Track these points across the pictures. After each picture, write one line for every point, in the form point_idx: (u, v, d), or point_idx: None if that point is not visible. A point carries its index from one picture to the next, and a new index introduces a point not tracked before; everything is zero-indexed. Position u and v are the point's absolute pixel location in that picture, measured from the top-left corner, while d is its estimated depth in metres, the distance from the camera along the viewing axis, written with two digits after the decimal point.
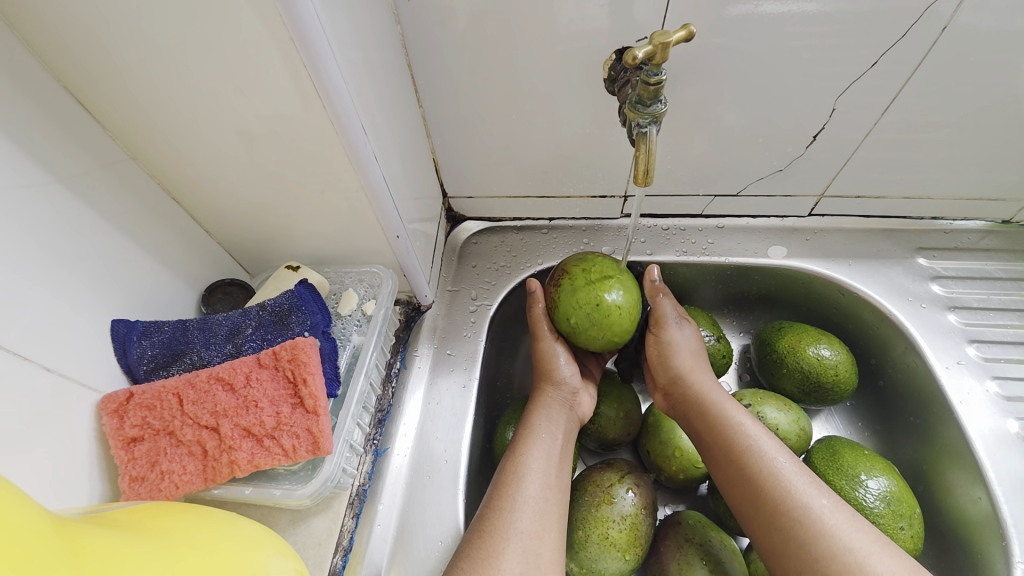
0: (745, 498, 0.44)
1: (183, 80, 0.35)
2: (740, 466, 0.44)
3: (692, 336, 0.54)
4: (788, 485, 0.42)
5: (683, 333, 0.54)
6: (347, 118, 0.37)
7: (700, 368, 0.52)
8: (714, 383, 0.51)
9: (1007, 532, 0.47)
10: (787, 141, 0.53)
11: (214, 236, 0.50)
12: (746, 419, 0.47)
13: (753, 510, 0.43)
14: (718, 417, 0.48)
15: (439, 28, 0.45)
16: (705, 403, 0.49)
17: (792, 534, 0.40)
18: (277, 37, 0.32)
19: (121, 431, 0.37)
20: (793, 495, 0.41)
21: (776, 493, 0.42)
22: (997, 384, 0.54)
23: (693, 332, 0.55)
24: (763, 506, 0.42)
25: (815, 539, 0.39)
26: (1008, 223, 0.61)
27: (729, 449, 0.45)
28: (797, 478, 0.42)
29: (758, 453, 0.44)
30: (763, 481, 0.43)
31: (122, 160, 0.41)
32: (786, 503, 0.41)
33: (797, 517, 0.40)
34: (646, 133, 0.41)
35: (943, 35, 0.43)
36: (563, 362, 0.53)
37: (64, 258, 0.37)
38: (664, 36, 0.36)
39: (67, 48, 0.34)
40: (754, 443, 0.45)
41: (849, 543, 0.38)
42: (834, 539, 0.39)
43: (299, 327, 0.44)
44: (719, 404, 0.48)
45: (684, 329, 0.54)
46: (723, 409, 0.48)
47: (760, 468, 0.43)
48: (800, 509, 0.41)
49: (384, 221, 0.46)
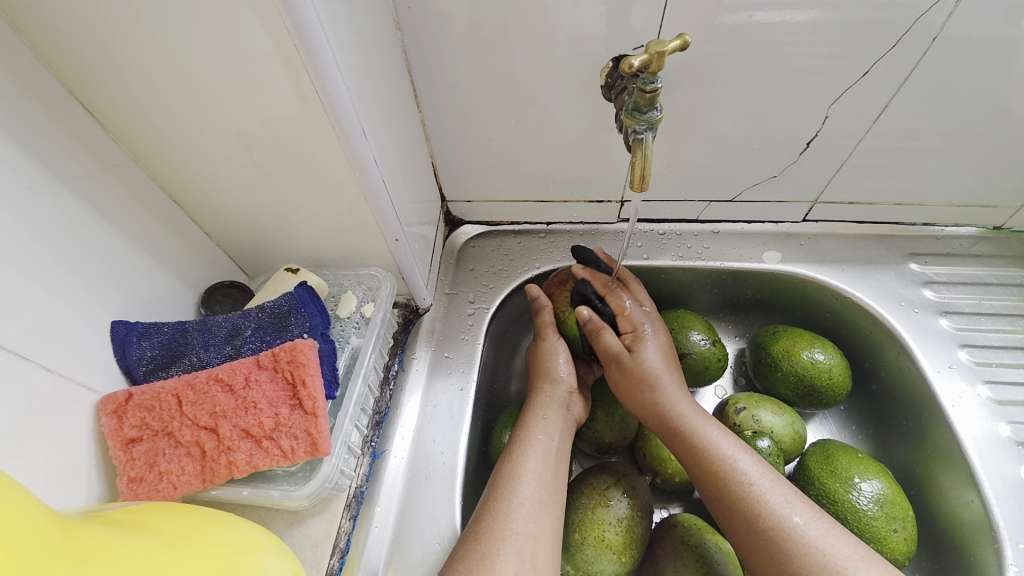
0: (723, 515, 0.44)
1: (186, 84, 0.36)
2: (715, 486, 0.45)
3: (650, 359, 0.51)
4: (761, 505, 0.42)
5: (635, 359, 0.51)
6: (348, 123, 0.38)
7: (670, 384, 0.50)
8: (686, 401, 0.49)
9: (999, 535, 0.48)
10: (782, 148, 0.54)
11: (214, 239, 0.50)
12: (721, 441, 0.46)
13: (732, 527, 0.44)
14: (691, 439, 0.47)
15: (439, 34, 0.46)
16: (676, 423, 0.48)
17: (768, 554, 0.41)
18: (281, 43, 0.33)
19: (120, 432, 0.38)
20: (767, 515, 0.42)
21: (750, 512, 0.43)
22: (989, 388, 0.55)
23: (655, 349, 0.52)
24: (740, 524, 0.43)
25: (790, 558, 0.40)
26: (999, 229, 0.62)
27: (704, 470, 0.46)
28: (772, 497, 0.43)
29: (731, 474, 0.44)
30: (737, 501, 0.43)
31: (125, 162, 0.41)
32: (760, 523, 0.42)
33: (772, 537, 0.41)
34: (642, 138, 0.42)
35: (933, 45, 0.44)
36: (562, 363, 0.53)
37: (66, 259, 0.37)
38: (659, 45, 0.37)
39: (72, 52, 0.34)
40: (727, 464, 0.45)
41: (824, 560, 0.39)
42: (810, 557, 0.39)
43: (299, 329, 0.44)
44: (692, 424, 0.48)
45: (630, 360, 0.51)
46: (695, 430, 0.47)
47: (734, 489, 0.44)
48: (774, 530, 0.41)
49: (383, 225, 0.46)
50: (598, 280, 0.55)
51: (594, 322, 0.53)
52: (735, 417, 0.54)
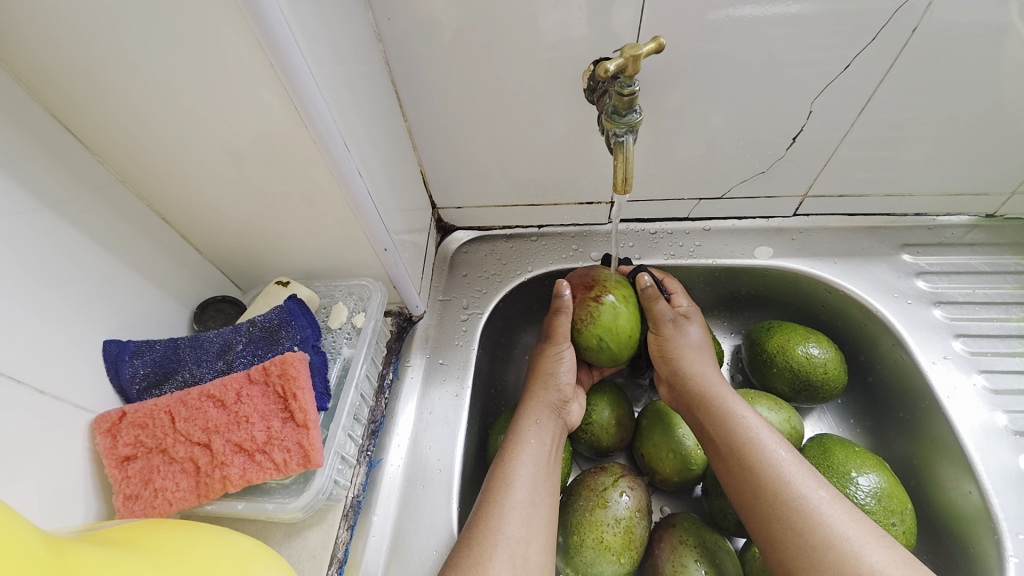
0: (744, 488, 0.44)
1: (169, 104, 0.36)
2: (740, 456, 0.45)
3: (695, 335, 0.54)
4: (787, 476, 0.43)
5: (682, 330, 0.54)
6: (329, 137, 0.38)
7: (705, 362, 0.52)
8: (718, 377, 0.52)
9: (998, 525, 0.47)
10: (768, 144, 0.54)
11: (205, 255, 0.50)
12: (749, 414, 0.47)
13: (750, 500, 0.44)
14: (721, 409, 0.48)
15: (421, 43, 0.47)
16: (705, 393, 0.50)
17: (789, 525, 0.41)
18: (258, 61, 0.33)
19: (114, 450, 0.38)
20: (791, 487, 0.42)
21: (774, 482, 0.43)
22: (984, 378, 0.54)
23: (698, 328, 0.55)
24: (760, 495, 0.43)
25: (810, 529, 0.40)
26: (991, 217, 0.61)
27: (728, 440, 0.46)
28: (796, 471, 0.43)
29: (758, 445, 0.45)
30: (761, 470, 0.44)
31: (112, 183, 0.42)
32: (784, 493, 0.42)
33: (793, 509, 0.41)
34: (622, 142, 0.42)
35: (914, 36, 0.44)
36: (564, 368, 0.54)
37: (56, 281, 0.37)
38: (634, 49, 0.38)
39: (55, 78, 0.35)
40: (755, 434, 0.46)
41: (846, 533, 0.39)
42: (831, 529, 0.39)
43: (290, 342, 0.44)
44: (723, 397, 0.49)
45: (680, 329, 0.54)
46: (723, 401, 0.49)
47: (760, 459, 0.44)
48: (798, 501, 0.41)
49: (371, 235, 0.47)
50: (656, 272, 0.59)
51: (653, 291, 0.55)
52: None
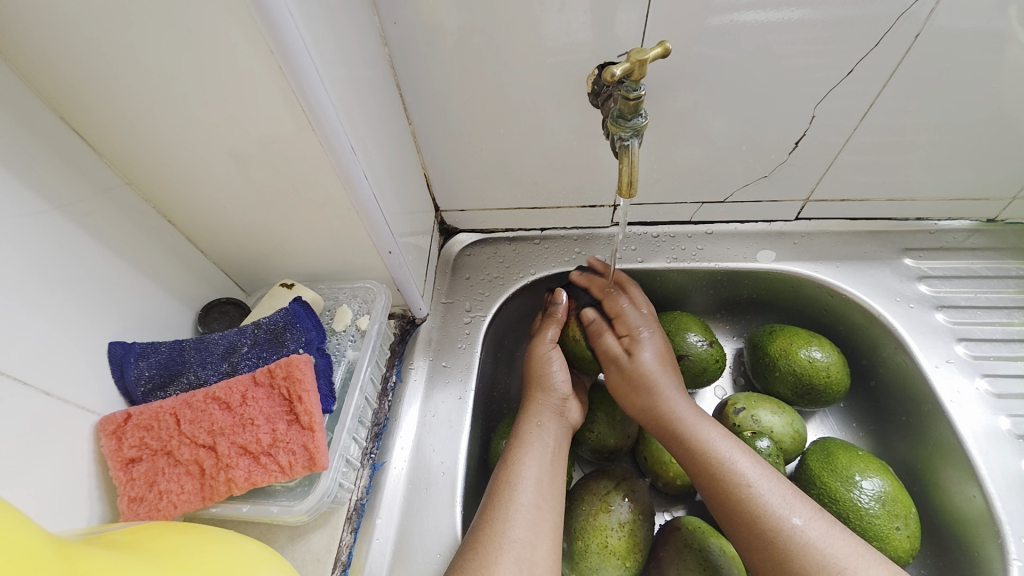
0: (724, 517, 0.44)
1: (177, 107, 0.36)
2: (716, 488, 0.45)
3: (648, 360, 0.52)
4: (762, 506, 0.42)
5: (634, 362, 0.52)
6: (336, 139, 0.38)
7: (667, 383, 0.51)
8: (684, 401, 0.50)
9: (1003, 530, 0.47)
10: (771, 148, 0.55)
11: (209, 256, 0.50)
12: (720, 439, 0.47)
13: (733, 529, 0.43)
14: (691, 441, 0.47)
15: (427, 47, 0.47)
16: (675, 423, 0.49)
17: (770, 556, 0.41)
18: (266, 64, 0.33)
19: (120, 452, 0.38)
20: (767, 516, 0.42)
21: (752, 513, 0.42)
22: (987, 382, 0.54)
23: (650, 351, 0.53)
24: (741, 526, 0.43)
25: (792, 557, 0.40)
26: (993, 221, 0.62)
27: (704, 472, 0.46)
28: (772, 497, 0.43)
29: (731, 476, 0.44)
30: (738, 502, 0.43)
31: (118, 185, 0.42)
32: (760, 524, 0.42)
33: (772, 539, 0.41)
34: (628, 145, 0.42)
35: (915, 42, 0.45)
36: (556, 367, 0.54)
37: (62, 283, 0.37)
38: (640, 53, 0.38)
39: (64, 80, 0.35)
40: (726, 465, 0.45)
41: (825, 559, 0.39)
42: (809, 557, 0.39)
43: (295, 344, 0.45)
44: (692, 424, 0.48)
45: (629, 363, 0.52)
46: (694, 429, 0.48)
47: (735, 491, 0.44)
48: (774, 531, 0.41)
49: (376, 238, 0.47)
50: (596, 284, 0.59)
51: (598, 323, 0.56)
52: (734, 418, 0.54)
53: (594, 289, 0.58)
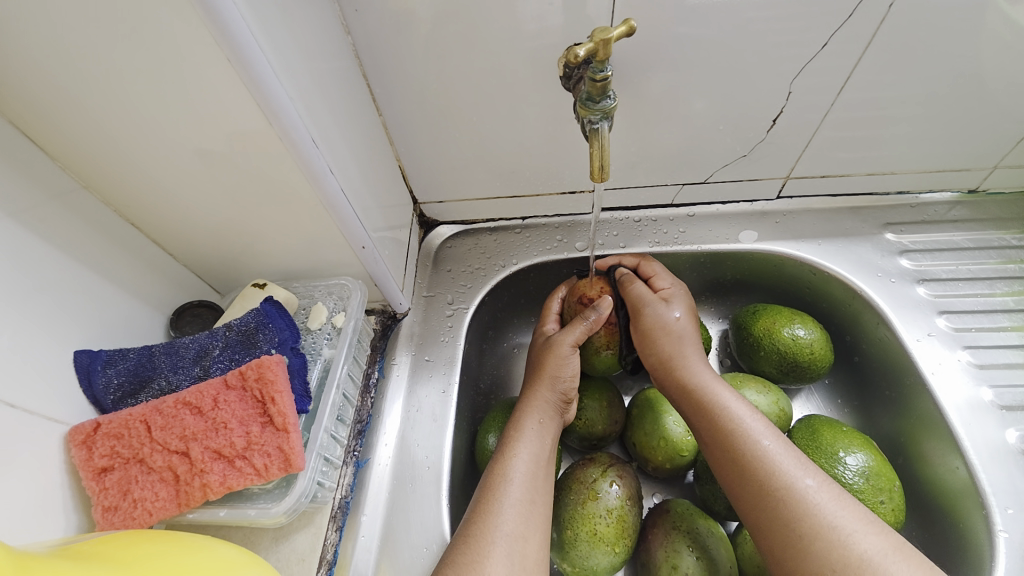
0: (731, 474, 0.44)
1: (127, 106, 0.35)
2: (728, 447, 0.45)
3: (677, 317, 0.52)
4: (775, 464, 0.42)
5: (662, 315, 0.52)
6: (295, 133, 0.37)
7: (688, 349, 0.51)
8: (702, 363, 0.50)
9: (986, 500, 0.48)
10: (748, 127, 0.54)
11: (178, 258, 0.49)
12: (734, 403, 0.47)
13: (740, 490, 0.43)
14: (706, 399, 0.47)
15: (392, 33, 0.45)
16: (691, 382, 0.49)
17: (778, 514, 0.41)
18: (214, 57, 0.32)
19: (91, 462, 0.37)
20: (778, 476, 0.42)
21: (763, 473, 0.42)
22: (969, 353, 0.55)
23: (681, 309, 0.53)
24: (750, 486, 0.43)
25: (800, 521, 0.40)
26: (974, 193, 0.61)
27: (716, 431, 0.46)
28: (785, 459, 0.43)
29: (745, 433, 0.44)
30: (750, 458, 0.43)
31: (75, 189, 0.40)
32: (770, 484, 0.42)
33: (782, 499, 0.41)
34: (598, 129, 0.42)
35: (890, 12, 0.44)
36: (570, 372, 0.51)
37: (21, 293, 0.36)
38: (604, 32, 0.37)
39: (7, 81, 0.34)
40: (741, 424, 0.45)
41: (834, 520, 0.39)
42: (818, 517, 0.39)
43: (267, 345, 0.44)
44: (708, 384, 0.48)
45: (662, 312, 0.52)
46: (710, 390, 0.48)
47: (745, 449, 0.44)
48: (784, 489, 0.41)
49: (348, 233, 0.46)
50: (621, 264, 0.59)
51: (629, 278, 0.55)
52: None
53: (627, 260, 0.59)
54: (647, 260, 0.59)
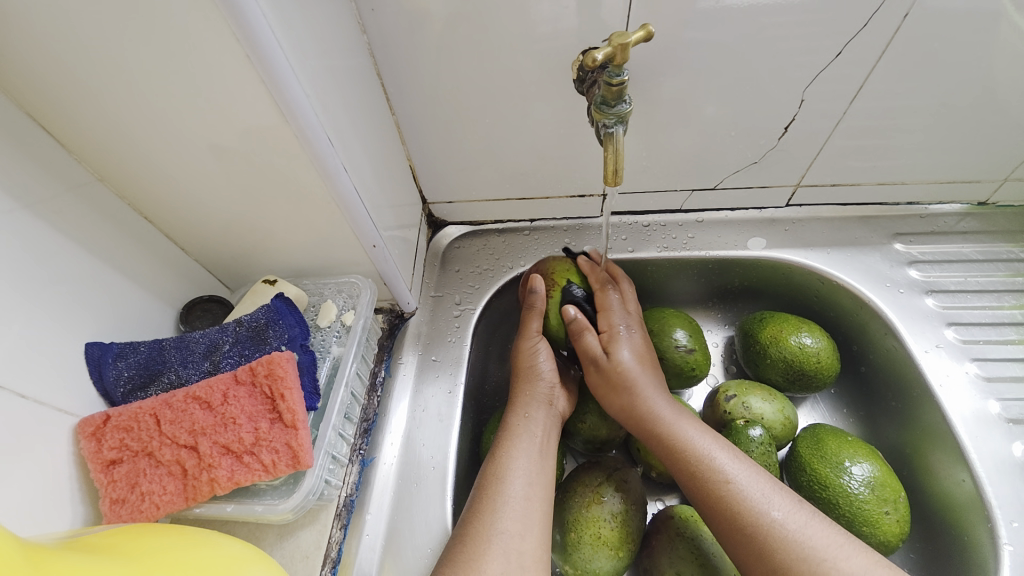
0: (705, 513, 0.44)
1: (145, 100, 0.35)
2: (697, 487, 0.44)
3: (625, 360, 0.50)
4: (741, 504, 0.42)
5: (613, 361, 0.51)
6: (311, 130, 0.37)
7: (648, 384, 0.50)
8: (663, 399, 0.49)
9: (992, 513, 0.48)
10: (760, 133, 0.54)
11: (189, 253, 0.49)
12: (699, 437, 0.46)
13: (715, 525, 0.43)
14: (670, 439, 0.47)
15: (407, 33, 0.46)
16: (654, 424, 0.48)
17: (751, 551, 0.41)
18: (234, 53, 0.32)
19: (99, 454, 0.37)
20: (745, 514, 0.41)
21: (731, 510, 0.42)
22: (977, 365, 0.54)
23: (628, 351, 0.51)
24: (721, 522, 0.43)
25: (773, 553, 0.40)
26: (984, 205, 0.61)
27: (684, 470, 0.45)
28: (753, 492, 0.42)
29: (710, 474, 0.44)
30: (716, 500, 0.43)
31: (90, 182, 0.41)
32: (739, 521, 0.42)
33: (752, 535, 0.41)
34: (613, 133, 0.42)
35: (905, 22, 0.44)
36: (542, 358, 0.53)
37: (35, 284, 0.37)
38: (622, 37, 0.37)
39: (27, 73, 0.34)
40: (705, 463, 0.45)
41: (806, 550, 0.39)
42: (789, 550, 0.39)
43: (277, 341, 0.44)
44: (670, 423, 0.48)
45: (606, 364, 0.51)
46: (675, 429, 0.47)
47: (713, 490, 0.43)
48: (754, 527, 0.41)
49: (359, 231, 0.46)
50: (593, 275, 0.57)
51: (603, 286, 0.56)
52: (725, 405, 0.54)
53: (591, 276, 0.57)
54: (604, 288, 0.56)
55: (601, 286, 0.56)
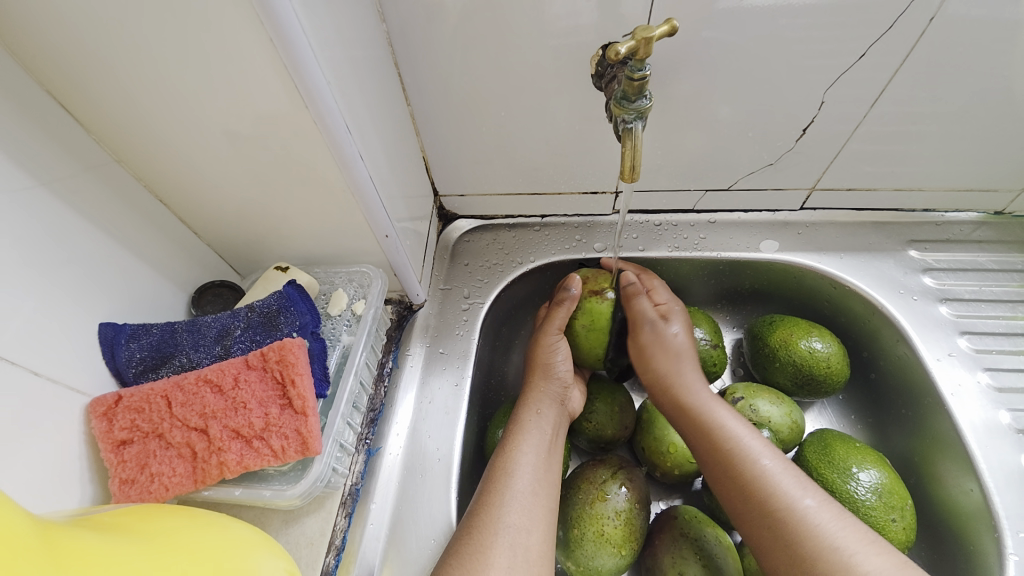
0: (734, 496, 0.44)
1: (165, 81, 0.35)
2: (725, 470, 0.44)
3: (677, 332, 0.53)
4: (775, 486, 0.42)
5: (662, 332, 0.52)
6: (330, 117, 0.37)
7: (682, 369, 0.50)
8: (700, 382, 0.50)
9: (999, 523, 0.47)
10: (777, 135, 0.53)
11: (202, 238, 0.49)
12: (734, 422, 0.47)
13: (742, 508, 0.43)
14: (703, 420, 0.47)
15: (426, 23, 0.45)
16: (690, 402, 0.49)
17: (780, 534, 0.41)
18: (255, 36, 0.32)
19: (110, 434, 0.37)
20: (779, 496, 0.42)
21: (761, 494, 0.42)
22: (989, 375, 0.54)
23: (680, 325, 0.53)
24: (750, 505, 0.43)
25: (801, 539, 0.40)
26: (1000, 214, 0.61)
27: (714, 450, 0.46)
28: (784, 479, 0.42)
29: (744, 454, 0.44)
30: (749, 480, 0.43)
31: (107, 163, 0.41)
32: (770, 505, 0.42)
33: (782, 519, 0.41)
34: (632, 128, 0.41)
35: (931, 26, 0.43)
36: (560, 358, 0.53)
37: (50, 262, 0.37)
38: (647, 30, 0.36)
39: (47, 51, 0.34)
40: (740, 444, 0.45)
41: (836, 541, 0.39)
42: (821, 538, 0.39)
43: (288, 328, 0.44)
44: (704, 405, 0.48)
45: (661, 328, 0.53)
46: (708, 410, 0.47)
47: (746, 469, 0.44)
48: (785, 510, 0.41)
49: (372, 221, 0.46)
50: (608, 274, 0.56)
51: (635, 287, 0.55)
52: (733, 407, 0.54)
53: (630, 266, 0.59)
54: (648, 274, 0.58)
55: (625, 277, 0.56)
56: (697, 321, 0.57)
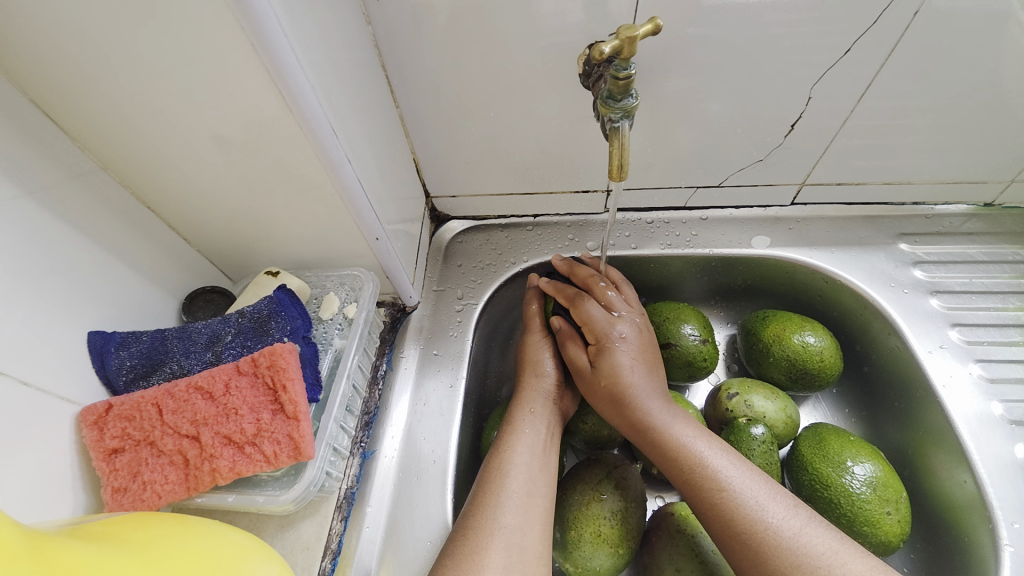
0: (704, 520, 0.43)
1: (149, 87, 0.35)
2: (692, 493, 0.44)
3: (618, 364, 0.49)
4: (738, 509, 0.42)
5: (612, 362, 0.50)
6: (316, 121, 0.37)
7: (640, 389, 0.48)
8: (659, 403, 0.48)
9: (993, 514, 0.48)
10: (766, 131, 0.53)
11: (192, 243, 0.49)
12: (696, 442, 0.46)
13: (711, 532, 0.43)
14: (665, 444, 0.46)
15: (413, 25, 0.45)
16: (648, 429, 0.47)
17: (747, 558, 0.40)
18: (238, 41, 0.32)
19: (102, 443, 0.37)
20: (742, 519, 0.41)
21: (727, 513, 0.42)
22: (981, 367, 0.54)
23: (626, 353, 0.50)
24: (716, 527, 0.42)
25: (769, 559, 0.39)
26: (990, 206, 0.61)
27: (679, 475, 0.45)
28: (749, 497, 0.42)
29: (707, 477, 0.44)
30: (713, 505, 0.43)
31: (93, 171, 0.41)
32: (735, 526, 0.41)
33: (748, 542, 0.40)
34: (618, 127, 0.41)
35: (916, 19, 0.43)
36: (545, 356, 0.54)
37: (38, 271, 0.37)
38: (630, 29, 0.37)
39: (29, 59, 0.34)
40: (702, 467, 0.44)
41: (802, 557, 0.39)
42: (786, 556, 0.39)
43: (279, 333, 0.44)
44: (665, 428, 0.47)
45: (607, 362, 0.50)
46: (669, 435, 0.46)
47: (711, 494, 0.43)
48: (750, 533, 0.40)
49: (362, 224, 0.46)
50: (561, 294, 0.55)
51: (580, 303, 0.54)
52: (727, 403, 0.54)
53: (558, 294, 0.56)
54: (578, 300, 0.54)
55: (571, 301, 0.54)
56: (688, 318, 0.57)
